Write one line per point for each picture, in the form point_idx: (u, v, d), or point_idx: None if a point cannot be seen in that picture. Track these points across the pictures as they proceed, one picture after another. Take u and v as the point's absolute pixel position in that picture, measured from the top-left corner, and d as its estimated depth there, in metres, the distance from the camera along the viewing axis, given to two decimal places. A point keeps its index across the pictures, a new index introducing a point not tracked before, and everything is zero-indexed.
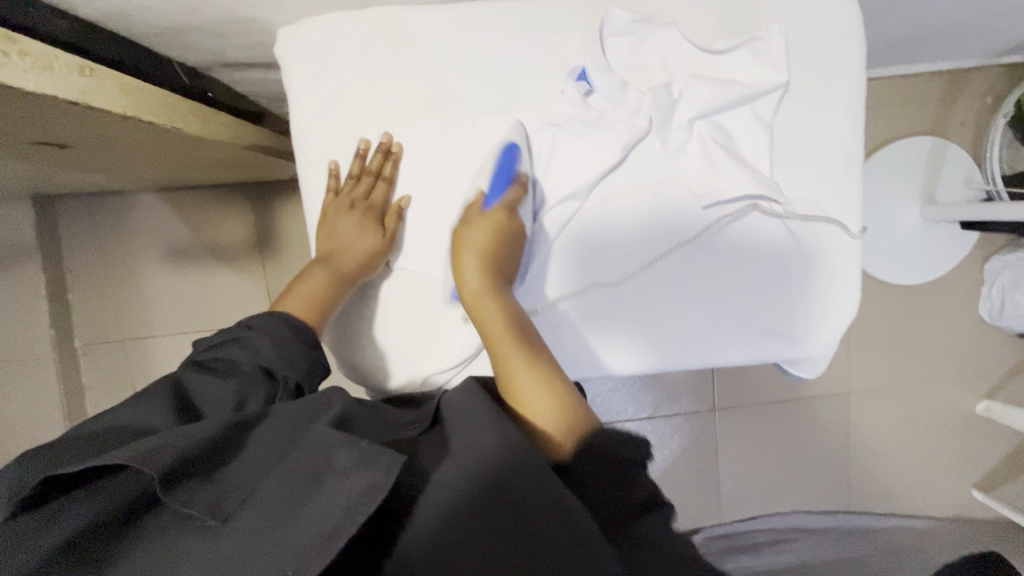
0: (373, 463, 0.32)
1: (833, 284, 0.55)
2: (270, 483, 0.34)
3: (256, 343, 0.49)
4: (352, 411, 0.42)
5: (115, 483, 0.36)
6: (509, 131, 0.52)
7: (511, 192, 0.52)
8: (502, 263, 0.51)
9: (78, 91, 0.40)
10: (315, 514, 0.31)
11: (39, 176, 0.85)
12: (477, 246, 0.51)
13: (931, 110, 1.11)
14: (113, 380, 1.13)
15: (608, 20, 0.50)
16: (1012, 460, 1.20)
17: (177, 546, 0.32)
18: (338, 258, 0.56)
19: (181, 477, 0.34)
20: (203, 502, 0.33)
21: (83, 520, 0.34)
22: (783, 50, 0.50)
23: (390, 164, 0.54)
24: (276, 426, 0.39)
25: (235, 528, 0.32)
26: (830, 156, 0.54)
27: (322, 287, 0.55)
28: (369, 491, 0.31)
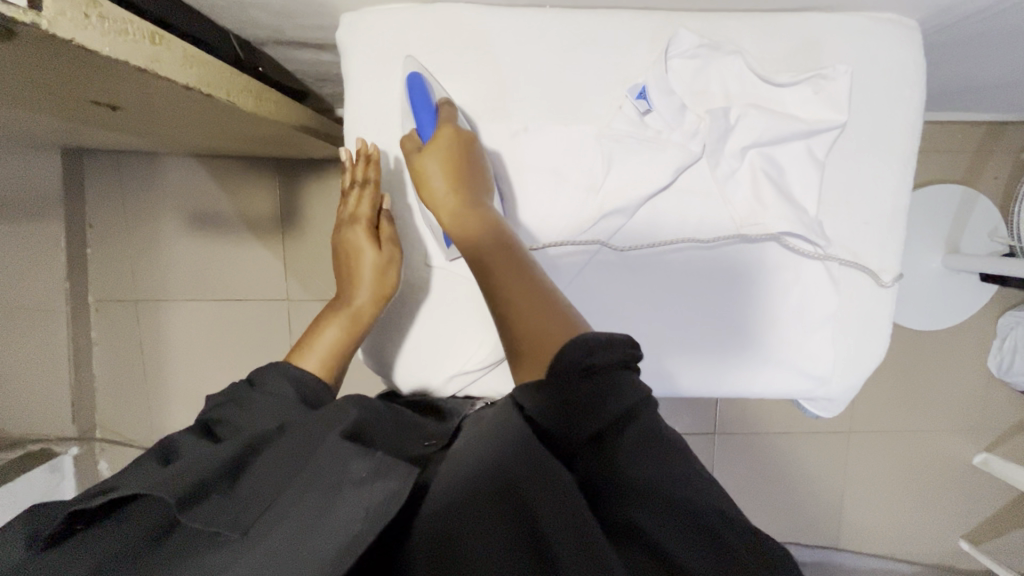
0: (390, 474, 0.35)
1: (864, 327, 0.55)
2: (290, 495, 0.35)
3: (252, 401, 0.48)
4: (370, 419, 0.43)
5: (136, 514, 0.36)
6: (407, 63, 0.51)
7: (443, 110, 0.50)
8: (464, 178, 0.49)
9: (148, 59, 0.40)
10: (339, 520, 0.33)
11: (75, 130, 0.85)
12: (436, 163, 0.50)
13: (967, 159, 1.11)
14: (122, 338, 1.13)
15: (675, 42, 0.50)
16: (1004, 515, 1.20)
17: (203, 561, 0.32)
18: (350, 294, 0.57)
19: (199, 497, 0.34)
20: (226, 519, 0.34)
21: (111, 548, 0.34)
22: (846, 91, 0.50)
23: (369, 168, 0.54)
24: (289, 442, 0.39)
25: (261, 539, 0.33)
26: (879, 201, 0.53)
27: (336, 331, 0.56)
28: (387, 500, 0.34)
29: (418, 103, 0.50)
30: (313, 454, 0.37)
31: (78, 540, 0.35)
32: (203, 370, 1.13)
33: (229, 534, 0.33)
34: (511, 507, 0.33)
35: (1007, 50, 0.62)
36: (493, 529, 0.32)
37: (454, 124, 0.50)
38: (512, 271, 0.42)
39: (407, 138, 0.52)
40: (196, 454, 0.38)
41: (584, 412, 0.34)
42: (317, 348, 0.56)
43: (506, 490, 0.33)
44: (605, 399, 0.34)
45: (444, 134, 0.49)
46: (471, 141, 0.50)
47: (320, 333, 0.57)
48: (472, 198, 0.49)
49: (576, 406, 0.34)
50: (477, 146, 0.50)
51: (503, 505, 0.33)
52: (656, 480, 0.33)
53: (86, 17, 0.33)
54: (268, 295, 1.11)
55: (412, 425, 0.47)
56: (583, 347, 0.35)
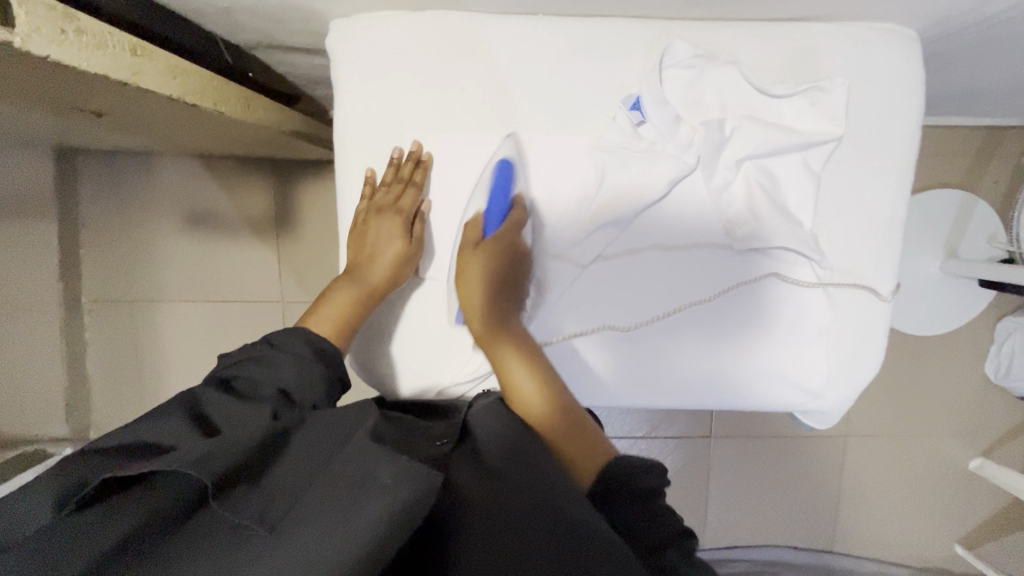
0: (415, 477, 0.32)
1: (859, 342, 0.55)
2: (315, 494, 0.33)
3: (279, 363, 0.47)
4: (381, 426, 0.42)
5: (162, 487, 0.34)
6: (502, 143, 0.51)
7: (513, 212, 0.52)
8: (505, 290, 0.54)
9: (128, 71, 0.40)
10: (364, 523, 0.30)
11: (66, 131, 0.84)
12: (485, 272, 0.53)
13: (966, 163, 1.10)
14: (115, 339, 1.12)
15: (670, 52, 0.50)
16: (999, 520, 1.20)
17: (228, 558, 0.30)
18: (363, 269, 0.55)
19: (232, 484, 0.33)
20: (251, 509, 0.32)
21: (133, 524, 0.31)
22: (844, 103, 0.49)
23: (420, 171, 0.53)
24: (316, 435, 0.38)
25: (286, 539, 0.30)
26: (876, 213, 0.53)
27: (348, 303, 0.54)
28: (415, 506, 0.31)
29: (496, 197, 0.52)
30: (342, 448, 0.36)
31: (98, 508, 0.33)
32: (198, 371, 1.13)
33: (258, 528, 0.31)
34: (549, 513, 0.33)
35: (1009, 58, 0.61)
36: (526, 524, 0.33)
37: (516, 228, 0.53)
38: (551, 400, 0.48)
39: (466, 228, 0.54)
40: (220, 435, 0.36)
41: (639, 521, 0.38)
42: (324, 320, 0.54)
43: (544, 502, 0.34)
44: (655, 509, 0.39)
45: (504, 238, 0.53)
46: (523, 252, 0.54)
47: (327, 303, 0.55)
48: (504, 309, 0.53)
49: (624, 503, 0.40)
50: (526, 256, 0.54)
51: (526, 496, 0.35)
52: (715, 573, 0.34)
53: (62, 33, 0.33)
54: (264, 296, 1.10)
55: (416, 430, 0.46)
56: (629, 470, 0.42)
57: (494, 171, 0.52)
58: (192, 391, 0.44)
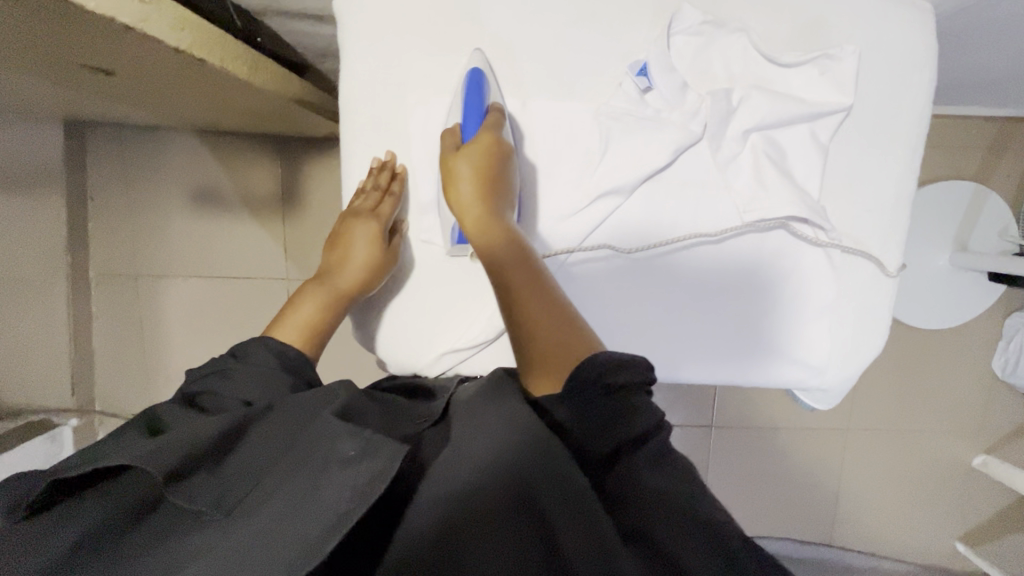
0: (377, 452, 0.34)
1: (868, 316, 0.54)
2: (277, 479, 0.34)
3: (238, 370, 0.47)
4: (357, 400, 0.43)
5: (121, 484, 0.36)
6: (471, 57, 0.50)
7: (491, 116, 0.49)
8: (498, 190, 0.49)
9: (137, 18, 0.40)
10: (325, 500, 0.32)
11: (77, 101, 0.85)
12: (475, 164, 0.48)
13: (979, 155, 1.09)
14: (120, 313, 1.14)
15: (679, 17, 0.49)
16: (1001, 517, 1.19)
17: (187, 544, 0.32)
18: (337, 273, 0.56)
19: (186, 475, 0.34)
20: (212, 499, 0.34)
21: (91, 522, 0.34)
22: (853, 73, 0.49)
23: (396, 181, 0.54)
24: (280, 424, 0.38)
25: (242, 526, 0.32)
26: (883, 187, 0.52)
27: (318, 310, 0.55)
28: (372, 480, 0.32)
29: (469, 98, 0.49)
30: (305, 431, 0.37)
31: (62, 509, 0.35)
32: (203, 347, 1.14)
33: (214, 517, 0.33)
34: (529, 513, 0.33)
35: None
36: (500, 526, 0.33)
37: (495, 131, 0.49)
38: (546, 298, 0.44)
39: (448, 134, 0.51)
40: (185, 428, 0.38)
41: (602, 426, 0.37)
42: (293, 322, 0.55)
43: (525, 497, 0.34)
44: (622, 409, 0.37)
45: (484, 140, 0.48)
46: (509, 152, 0.50)
47: (297, 305, 0.56)
48: (500, 206, 0.49)
49: (596, 403, 0.37)
50: (512, 161, 0.50)
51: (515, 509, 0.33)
52: (669, 494, 0.34)
53: None
54: (267, 273, 1.11)
55: (396, 411, 0.46)
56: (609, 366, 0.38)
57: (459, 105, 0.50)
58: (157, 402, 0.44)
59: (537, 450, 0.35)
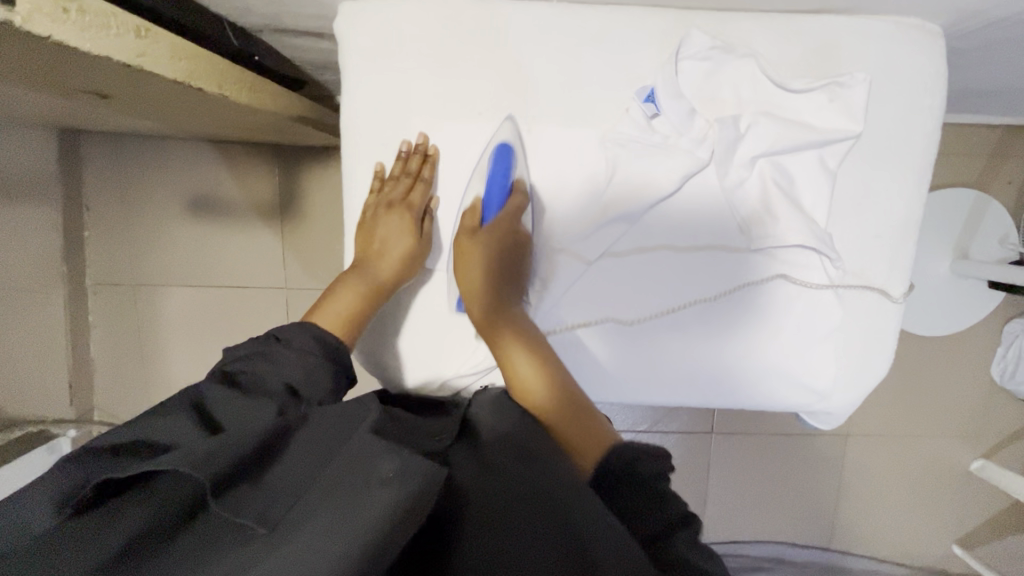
0: (414, 473, 0.32)
1: (871, 342, 0.54)
2: (321, 487, 0.32)
3: (281, 359, 0.46)
4: (382, 417, 0.41)
5: (160, 487, 0.34)
6: (502, 126, 0.50)
7: (513, 199, 0.52)
8: (507, 276, 0.53)
9: (133, 54, 0.39)
10: (367, 521, 0.29)
11: (72, 113, 0.84)
12: (483, 257, 0.52)
13: (981, 162, 1.08)
14: (118, 322, 1.13)
15: (687, 43, 0.48)
16: (998, 521, 1.20)
17: (232, 557, 0.29)
18: (373, 264, 0.55)
19: (233, 484, 0.32)
20: (254, 510, 0.31)
21: (132, 528, 0.31)
22: (864, 99, 0.48)
23: (428, 166, 0.52)
24: (319, 431, 0.36)
25: (287, 545, 0.29)
26: (891, 213, 0.52)
27: (355, 300, 0.53)
28: (414, 503, 0.30)
29: (493, 184, 0.52)
30: (341, 445, 0.35)
31: (105, 511, 0.33)
32: (204, 354, 1.13)
33: (258, 530, 0.30)
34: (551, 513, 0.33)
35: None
36: (526, 523, 0.32)
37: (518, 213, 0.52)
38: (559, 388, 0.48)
39: (466, 214, 0.54)
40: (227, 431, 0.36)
41: (641, 502, 0.38)
42: (330, 312, 0.53)
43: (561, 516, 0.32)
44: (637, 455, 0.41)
45: (502, 224, 0.52)
46: (526, 239, 0.53)
47: (331, 297, 0.54)
48: (507, 293, 0.53)
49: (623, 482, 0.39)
50: (527, 249, 0.54)
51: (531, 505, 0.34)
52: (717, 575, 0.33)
53: (65, 13, 0.32)
54: (266, 282, 1.10)
55: (415, 427, 0.45)
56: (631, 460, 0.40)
57: (483, 176, 0.52)
58: (201, 387, 0.43)
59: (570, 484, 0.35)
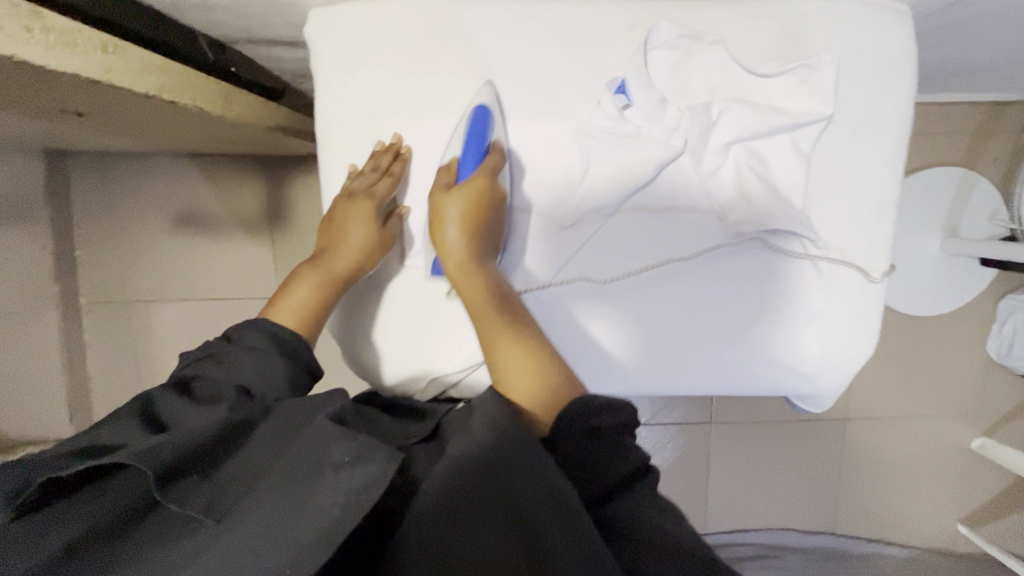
0: (372, 457, 0.33)
1: (857, 320, 0.54)
2: (268, 478, 0.34)
3: (238, 360, 0.47)
4: (347, 410, 0.42)
5: (114, 483, 0.36)
6: (480, 90, 0.50)
7: (489, 158, 0.50)
8: (484, 233, 0.51)
9: (100, 70, 0.39)
10: (316, 506, 0.31)
11: (54, 133, 0.84)
12: (458, 214, 0.50)
13: (967, 140, 1.08)
14: (113, 340, 1.13)
15: (655, 32, 0.49)
16: (1001, 498, 1.20)
17: (177, 548, 0.32)
18: (334, 256, 0.55)
19: (179, 477, 0.35)
20: (199, 503, 0.34)
21: (84, 524, 0.34)
22: (833, 81, 0.48)
23: (398, 164, 0.52)
24: (272, 425, 0.39)
25: (232, 532, 0.32)
26: (868, 192, 0.52)
27: (314, 291, 0.54)
28: (369, 487, 0.32)
29: (469, 139, 0.50)
30: (296, 436, 0.37)
31: (61, 508, 0.35)
32: None
33: (202, 521, 0.33)
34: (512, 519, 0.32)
35: (999, 29, 0.60)
36: (482, 525, 0.32)
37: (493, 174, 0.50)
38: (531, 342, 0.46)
39: (442, 172, 0.52)
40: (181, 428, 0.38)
41: (598, 463, 0.38)
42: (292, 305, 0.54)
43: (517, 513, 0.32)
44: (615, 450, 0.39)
45: (478, 184, 0.50)
46: (501, 198, 0.51)
47: (293, 290, 0.55)
48: (486, 250, 0.51)
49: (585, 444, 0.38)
50: (502, 206, 0.51)
51: (490, 505, 0.33)
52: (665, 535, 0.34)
53: (27, 31, 0.33)
54: (258, 293, 1.10)
55: (388, 428, 0.43)
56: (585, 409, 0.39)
57: (462, 136, 0.51)
58: (154, 395, 0.44)
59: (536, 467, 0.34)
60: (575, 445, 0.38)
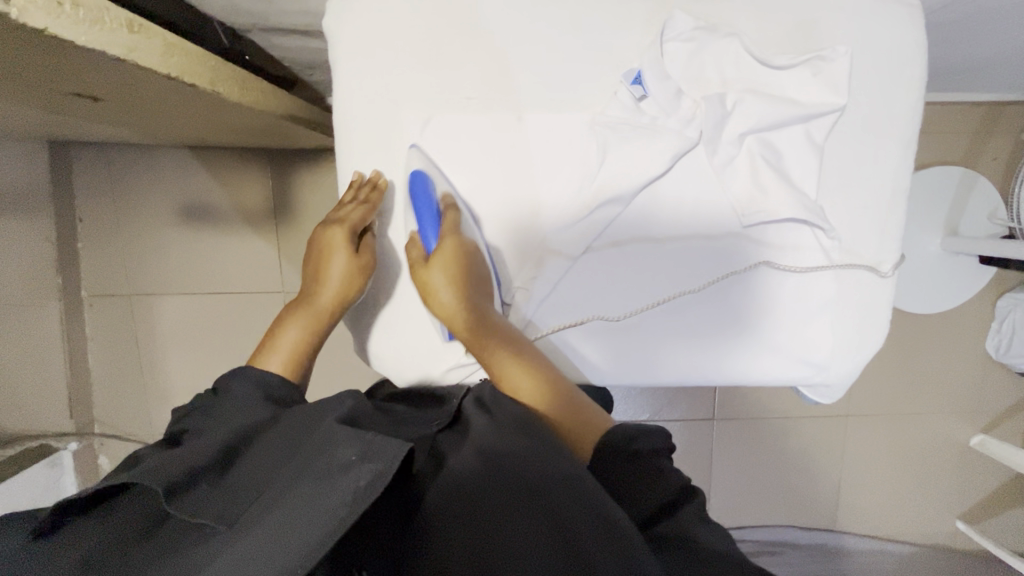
0: (378, 454, 0.33)
1: (868, 311, 0.54)
2: (280, 481, 0.34)
3: (239, 385, 0.48)
4: (364, 407, 0.44)
5: (127, 507, 0.37)
6: (411, 157, 0.51)
7: (449, 214, 0.50)
8: (475, 281, 0.50)
9: (125, 48, 0.39)
10: (323, 504, 0.31)
11: (60, 123, 0.84)
12: (445, 278, 0.49)
13: (967, 140, 1.10)
14: (115, 333, 1.12)
15: (671, 24, 0.49)
16: (999, 495, 1.21)
17: (189, 555, 0.32)
18: (317, 289, 0.54)
19: (187, 486, 0.35)
20: (211, 511, 0.34)
21: (98, 540, 0.34)
22: (846, 73, 0.49)
23: (376, 194, 0.53)
24: (279, 434, 0.39)
25: (243, 535, 0.31)
26: (879, 184, 0.52)
27: (301, 327, 0.54)
28: (372, 481, 0.32)
29: (422, 206, 0.50)
30: (305, 442, 0.37)
31: (66, 533, 0.36)
32: (204, 362, 1.13)
33: (215, 528, 0.33)
34: (536, 508, 0.33)
35: (1006, 27, 0.61)
36: (510, 514, 0.33)
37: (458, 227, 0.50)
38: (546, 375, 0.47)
39: (413, 248, 0.51)
40: (190, 445, 0.39)
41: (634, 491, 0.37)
42: (279, 350, 0.53)
43: (536, 495, 0.33)
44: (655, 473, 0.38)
45: (450, 243, 0.49)
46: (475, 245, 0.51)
47: (280, 333, 0.54)
48: (483, 294, 0.50)
49: (617, 465, 0.39)
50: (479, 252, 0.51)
51: (514, 492, 0.34)
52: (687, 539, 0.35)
53: (58, 5, 0.33)
54: (262, 287, 1.10)
55: (412, 417, 0.47)
56: (622, 440, 0.40)
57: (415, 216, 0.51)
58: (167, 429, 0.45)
59: (566, 453, 0.36)
60: (618, 466, 0.39)
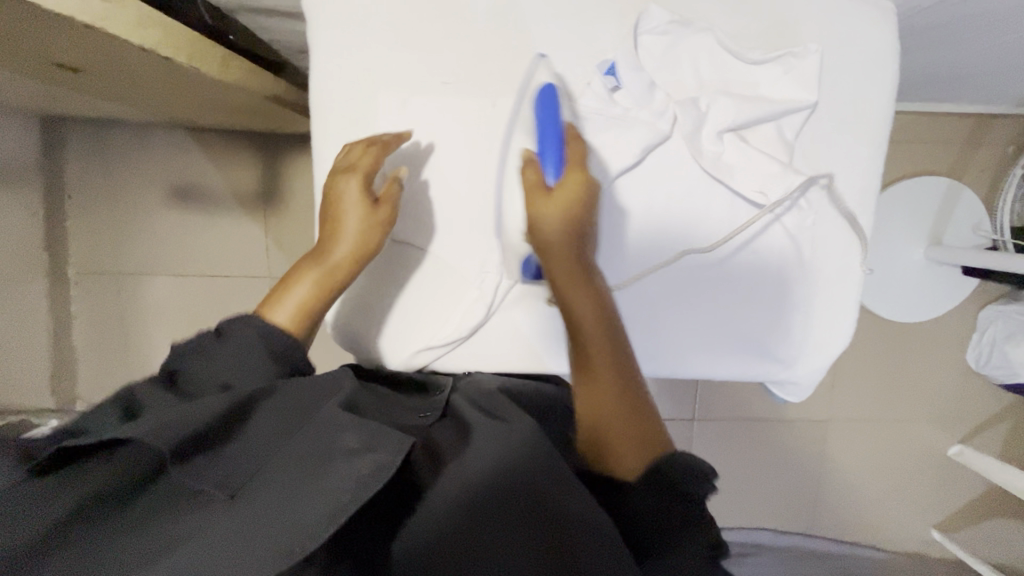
0: (380, 446, 0.38)
1: (836, 309, 0.55)
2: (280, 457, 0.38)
3: (234, 337, 0.46)
4: (357, 390, 0.46)
5: (122, 454, 0.38)
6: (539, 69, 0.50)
7: (570, 147, 0.48)
8: (582, 225, 0.48)
9: (96, 15, 0.40)
10: (326, 487, 0.35)
11: (50, 97, 0.84)
12: (562, 214, 0.47)
13: (955, 150, 1.11)
14: (100, 311, 1.13)
15: (646, 17, 0.50)
16: (976, 505, 1.22)
17: (190, 517, 0.35)
18: (332, 237, 0.51)
19: (191, 451, 0.37)
20: (214, 477, 0.37)
21: (96, 486, 0.37)
22: (817, 71, 0.50)
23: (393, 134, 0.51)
24: (280, 404, 0.41)
25: (246, 506, 0.35)
26: (849, 184, 0.53)
27: (313, 279, 0.51)
28: (375, 471, 0.36)
29: (548, 128, 0.47)
30: (305, 423, 0.40)
31: (61, 472, 0.37)
32: None
33: (217, 495, 0.36)
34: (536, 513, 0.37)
35: (985, 37, 0.62)
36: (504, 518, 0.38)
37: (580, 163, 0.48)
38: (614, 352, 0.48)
39: (528, 170, 0.48)
40: (191, 402, 0.39)
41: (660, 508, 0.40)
42: (287, 302, 0.50)
43: (532, 498, 0.38)
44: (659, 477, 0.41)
45: (574, 180, 0.47)
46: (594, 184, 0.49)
47: (290, 285, 0.51)
48: (586, 248, 0.49)
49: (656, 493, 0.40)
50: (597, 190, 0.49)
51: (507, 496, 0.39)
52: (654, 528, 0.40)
53: None
54: (249, 271, 1.10)
55: (402, 402, 0.50)
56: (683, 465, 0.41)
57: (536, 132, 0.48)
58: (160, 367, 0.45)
59: (553, 467, 0.39)
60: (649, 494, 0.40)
